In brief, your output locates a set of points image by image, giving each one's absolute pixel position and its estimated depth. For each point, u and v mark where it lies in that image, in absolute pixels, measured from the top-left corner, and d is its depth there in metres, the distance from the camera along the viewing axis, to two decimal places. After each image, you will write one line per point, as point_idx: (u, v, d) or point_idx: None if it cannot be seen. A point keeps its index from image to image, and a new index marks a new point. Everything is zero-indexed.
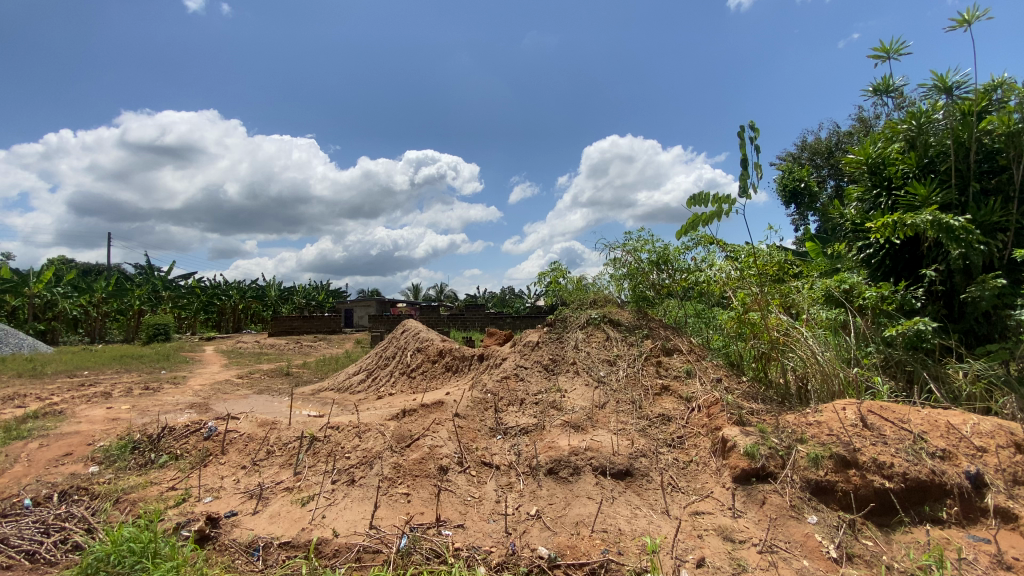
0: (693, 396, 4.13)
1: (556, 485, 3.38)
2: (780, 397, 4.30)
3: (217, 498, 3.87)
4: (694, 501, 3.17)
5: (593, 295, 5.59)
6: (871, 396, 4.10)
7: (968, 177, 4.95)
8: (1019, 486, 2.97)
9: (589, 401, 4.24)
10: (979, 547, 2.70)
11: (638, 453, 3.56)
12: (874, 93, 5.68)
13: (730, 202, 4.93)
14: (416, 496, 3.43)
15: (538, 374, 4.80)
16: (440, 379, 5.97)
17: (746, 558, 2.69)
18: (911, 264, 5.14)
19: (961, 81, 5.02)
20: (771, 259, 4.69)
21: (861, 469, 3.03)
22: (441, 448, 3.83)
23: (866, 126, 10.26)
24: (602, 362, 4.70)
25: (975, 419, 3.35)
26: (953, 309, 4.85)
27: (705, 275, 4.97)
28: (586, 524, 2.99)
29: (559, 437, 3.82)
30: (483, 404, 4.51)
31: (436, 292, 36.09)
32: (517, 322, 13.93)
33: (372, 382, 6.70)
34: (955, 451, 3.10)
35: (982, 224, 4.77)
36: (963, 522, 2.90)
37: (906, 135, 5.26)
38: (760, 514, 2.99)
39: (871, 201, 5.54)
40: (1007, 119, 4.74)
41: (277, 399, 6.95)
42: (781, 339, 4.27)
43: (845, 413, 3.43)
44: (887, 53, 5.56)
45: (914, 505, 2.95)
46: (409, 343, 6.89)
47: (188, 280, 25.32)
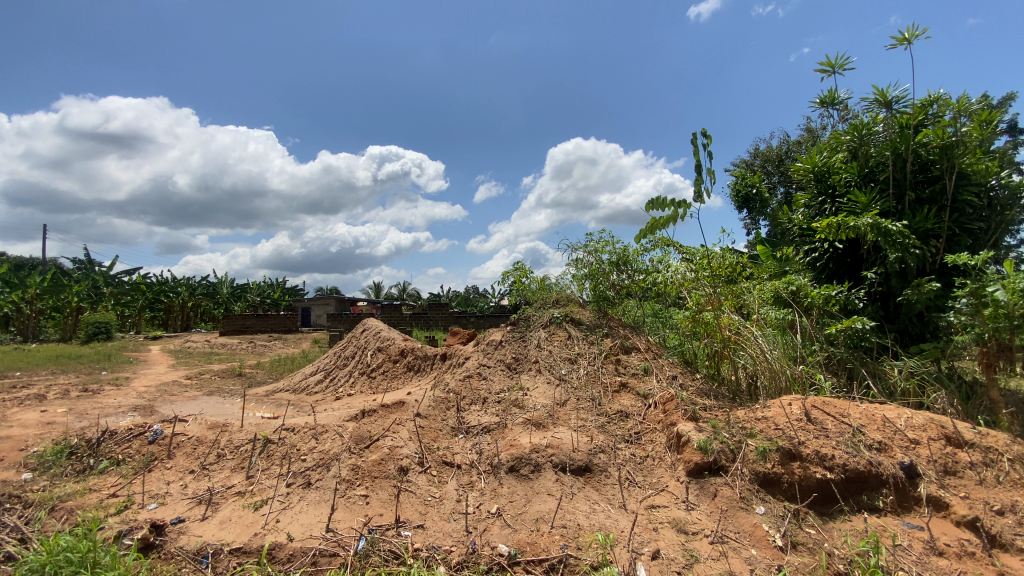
0: (650, 393, 4.24)
1: (517, 483, 3.40)
2: (732, 394, 4.48)
3: (163, 505, 3.68)
4: (650, 496, 3.26)
5: (556, 294, 5.64)
6: (816, 392, 4.32)
7: (904, 187, 5.31)
8: (948, 476, 3.19)
9: (550, 399, 4.29)
10: (913, 534, 2.87)
11: (598, 449, 3.63)
12: (820, 105, 6.00)
13: (685, 206, 5.16)
14: (375, 497, 3.38)
15: (501, 373, 4.81)
16: (401, 378, 5.89)
17: (699, 549, 2.79)
18: (852, 267, 5.48)
19: (899, 97, 5.37)
20: (724, 261, 4.88)
21: (804, 461, 3.19)
22: (401, 448, 3.78)
23: (813, 136, 10.81)
24: (564, 360, 4.76)
25: (908, 414, 3.60)
26: (890, 310, 5.19)
27: (662, 276, 5.13)
28: (546, 520, 3.02)
29: (521, 435, 3.84)
30: (445, 403, 4.48)
31: (399, 292, 35.55)
32: (481, 322, 13.89)
33: (330, 383, 6.53)
34: (890, 443, 3.32)
35: (917, 231, 5.13)
36: (898, 510, 3.08)
37: (849, 146, 5.58)
38: (712, 506, 3.11)
39: (817, 207, 5.84)
40: (941, 133, 5.09)
41: (229, 400, 6.68)
42: (733, 338, 4.45)
43: (790, 408, 3.62)
44: (833, 68, 5.89)
45: (853, 495, 3.13)
46: (369, 342, 6.76)
47: (132, 276, 23.97)
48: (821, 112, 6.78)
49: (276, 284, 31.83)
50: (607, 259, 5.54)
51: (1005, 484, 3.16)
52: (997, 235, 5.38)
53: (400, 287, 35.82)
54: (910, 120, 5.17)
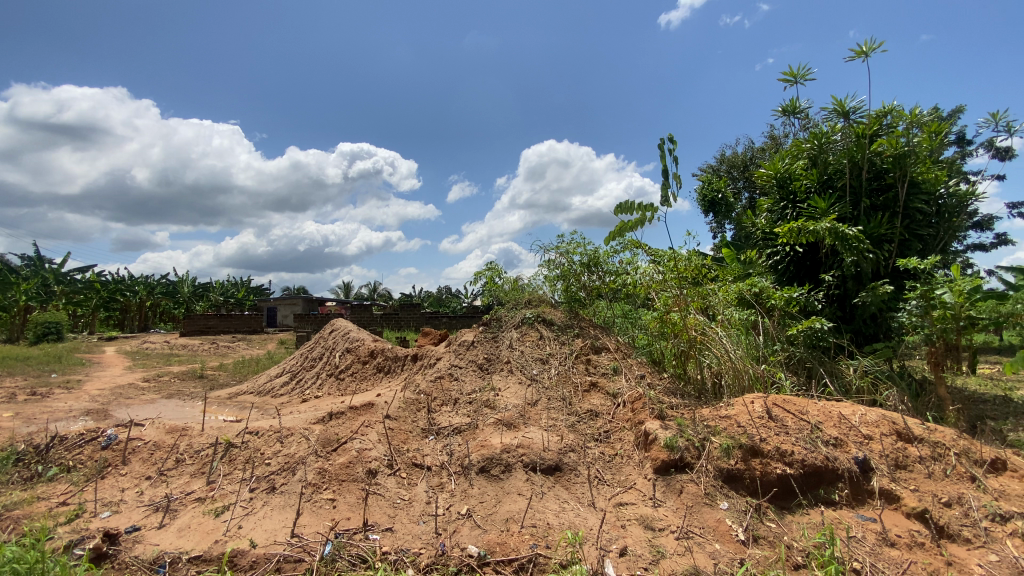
0: (619, 392, 4.31)
1: (487, 483, 3.39)
2: (697, 392, 4.59)
3: (117, 513, 3.52)
4: (618, 493, 3.31)
5: (528, 295, 5.66)
6: (776, 390, 4.47)
7: (860, 194, 5.56)
8: (900, 470, 3.34)
9: (521, 399, 4.30)
10: (867, 526, 2.99)
11: (568, 449, 3.66)
12: (782, 114, 6.23)
13: (652, 210, 5.28)
14: (343, 501, 3.32)
15: (472, 373, 4.79)
16: (370, 380, 5.80)
17: (665, 545, 2.85)
18: (811, 270, 5.71)
19: (856, 107, 5.61)
20: (690, 263, 5.00)
21: (765, 457, 3.30)
22: (370, 451, 3.73)
23: (776, 143, 11.21)
24: (535, 360, 4.78)
25: (863, 411, 3.77)
26: (846, 312, 5.43)
27: (631, 277, 5.22)
28: (516, 520, 3.03)
29: (492, 435, 3.83)
30: (415, 405, 4.43)
31: (370, 292, 35.02)
32: (453, 322, 13.84)
33: (297, 385, 6.38)
34: (846, 439, 3.46)
35: (872, 236, 5.37)
36: (853, 503, 3.20)
37: (810, 153, 5.80)
38: (678, 502, 3.18)
39: (779, 212, 6.04)
40: (894, 143, 5.34)
41: (190, 403, 6.44)
42: (698, 338, 4.57)
43: (753, 407, 3.73)
44: (795, 78, 6.12)
45: (811, 489, 3.24)
46: (338, 343, 6.63)
47: (86, 274, 22.86)
48: (784, 120, 7.03)
49: (241, 284, 30.88)
50: (578, 260, 5.62)
51: (951, 477, 3.33)
52: (944, 240, 5.69)
53: (370, 286, 35.29)
54: (866, 130, 5.42)
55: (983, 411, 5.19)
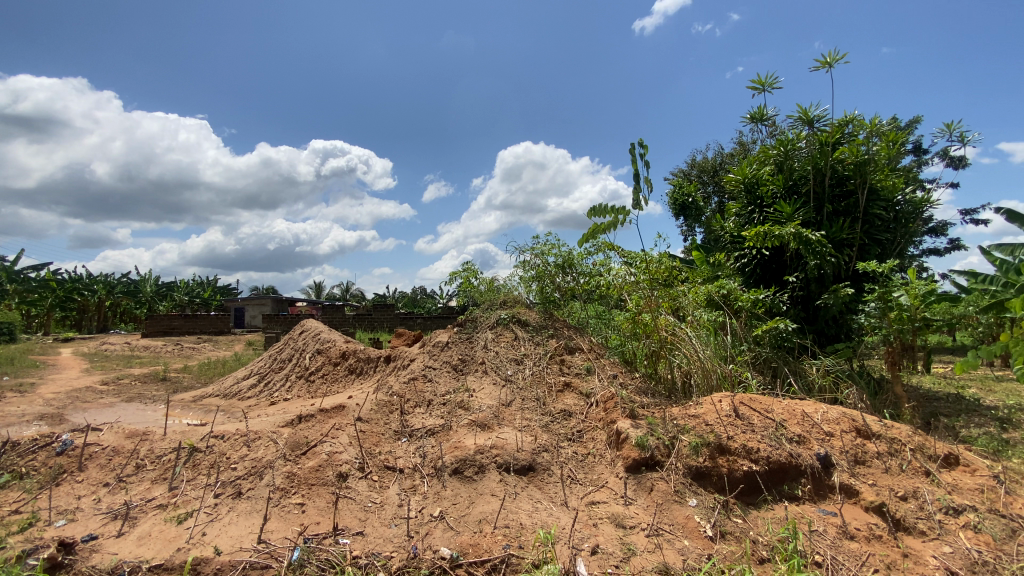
0: (591, 392, 4.35)
1: (460, 485, 3.38)
2: (667, 392, 4.68)
3: (72, 521, 3.37)
4: (590, 492, 3.35)
5: (503, 295, 5.66)
6: (743, 389, 4.58)
7: (823, 200, 5.76)
8: (859, 465, 3.48)
9: (496, 399, 4.31)
10: (828, 519, 3.10)
11: (541, 449, 3.68)
12: (750, 121, 6.41)
13: (624, 213, 5.37)
14: (312, 506, 3.26)
15: (447, 374, 4.76)
16: (341, 382, 5.70)
17: (635, 543, 2.89)
18: (777, 273, 5.88)
19: (820, 116, 5.82)
20: (661, 264, 5.11)
21: (732, 454, 3.39)
22: (341, 454, 3.67)
23: (744, 149, 11.52)
24: (510, 361, 4.79)
25: (824, 409, 3.92)
26: (810, 313, 5.62)
27: (605, 278, 5.30)
28: (488, 521, 3.03)
29: (465, 437, 3.82)
30: (387, 406, 4.37)
31: (342, 292, 34.45)
32: (428, 322, 13.75)
33: (265, 387, 6.22)
34: (809, 436, 3.58)
35: (834, 240, 5.58)
36: (815, 498, 3.31)
37: (776, 160, 5.98)
38: (649, 500, 3.24)
39: (746, 216, 6.20)
40: (855, 150, 5.56)
41: (151, 407, 6.22)
42: (669, 338, 4.66)
43: (721, 405, 3.82)
44: (763, 86, 6.31)
45: (775, 485, 3.34)
46: (308, 344, 6.50)
47: (41, 272, 21.81)
48: (752, 127, 7.24)
49: (208, 283, 29.94)
50: (553, 262, 5.68)
51: (907, 471, 3.47)
52: (901, 244, 5.95)
53: (343, 286, 34.73)
54: (829, 137, 5.62)
55: (937, 409, 5.45)
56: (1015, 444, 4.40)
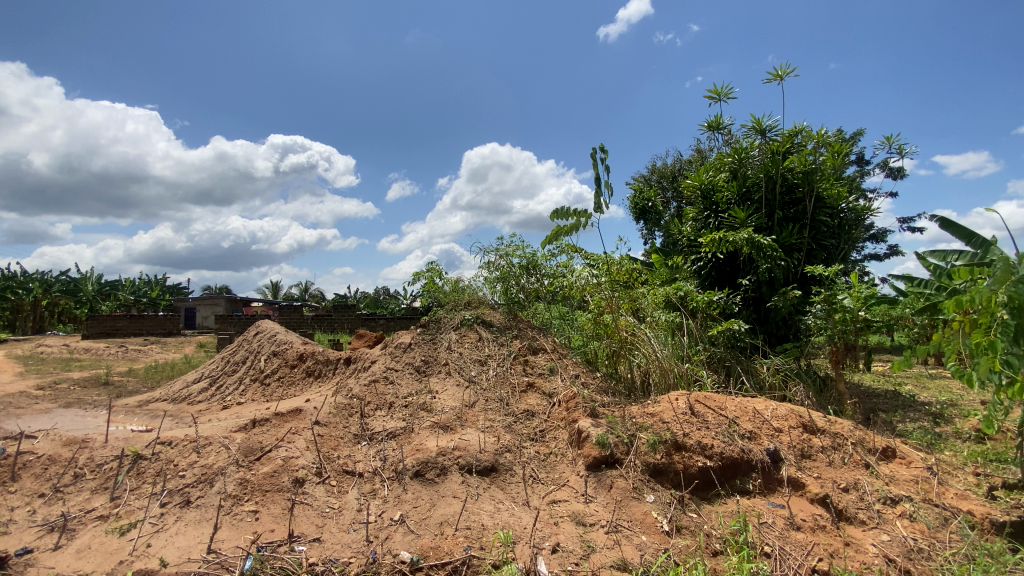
0: (554, 392, 4.41)
1: (422, 487, 3.34)
2: (627, 390, 4.79)
3: (3, 535, 3.18)
4: (551, 491, 3.39)
5: (467, 296, 5.63)
6: (698, 388, 4.74)
7: (774, 206, 6.03)
8: (805, 459, 3.66)
9: (459, 400, 4.29)
10: (777, 512, 3.24)
11: (503, 449, 3.69)
12: (707, 129, 6.64)
13: (587, 215, 5.46)
14: (266, 513, 3.15)
15: (408, 376, 4.69)
16: (299, 385, 5.53)
17: (595, 540, 2.95)
18: (730, 276, 6.11)
19: (772, 126, 6.10)
20: (622, 266, 5.25)
21: (688, 451, 3.50)
22: (297, 459, 3.57)
23: (701, 157, 11.93)
24: (473, 362, 4.78)
25: (774, 406, 4.11)
26: (761, 314, 5.88)
27: (568, 280, 5.39)
28: (450, 523, 3.01)
29: (427, 439, 3.79)
30: (347, 410, 4.28)
31: (302, 292, 33.43)
32: (390, 324, 13.55)
33: (217, 391, 5.96)
34: (759, 432, 3.74)
35: (784, 245, 5.87)
36: (765, 491, 3.44)
37: (731, 167, 6.22)
38: (608, 497, 3.30)
39: (702, 221, 6.42)
40: (804, 160, 5.86)
41: (92, 412, 5.86)
42: (629, 338, 4.79)
43: (677, 403, 3.95)
44: (719, 96, 6.55)
45: (728, 480, 3.47)
46: (264, 346, 6.28)
47: None
48: (709, 135, 7.50)
49: (155, 283, 28.46)
50: (517, 263, 5.72)
51: (849, 464, 3.68)
52: (845, 250, 6.28)
53: (301, 286, 33.73)
54: (780, 147, 5.89)
55: (876, 405, 5.80)
56: (945, 437, 4.73)
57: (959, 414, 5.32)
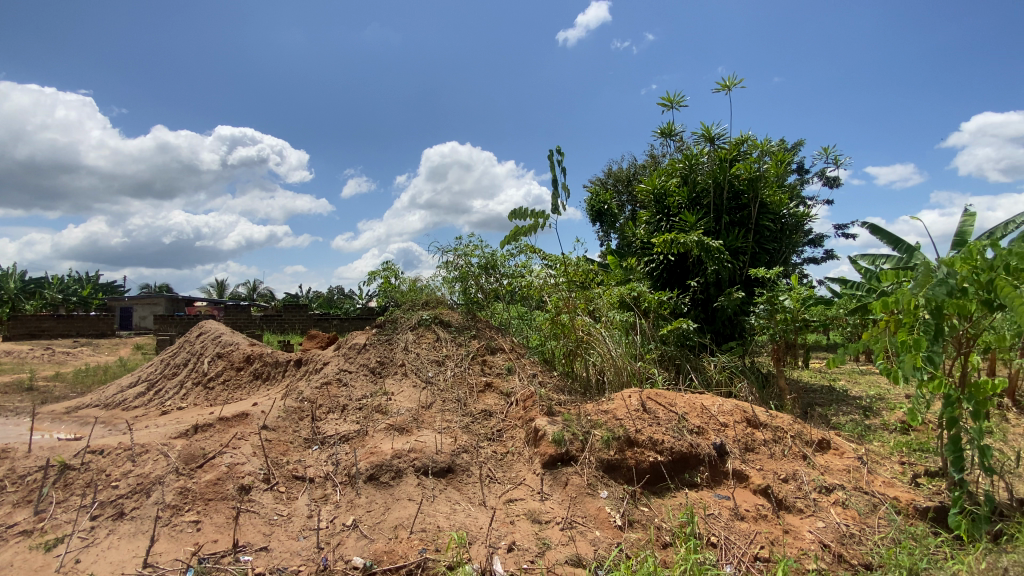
0: (511, 392, 4.43)
1: (376, 491, 3.28)
2: (583, 389, 4.89)
3: None
4: (508, 490, 3.41)
5: (426, 296, 5.56)
6: (650, 384, 4.90)
7: (721, 211, 6.30)
8: (749, 452, 3.84)
9: (415, 402, 4.23)
10: (723, 503, 3.38)
11: (460, 450, 3.67)
12: (660, 136, 6.85)
13: (545, 216, 5.52)
14: (209, 522, 3.01)
15: (363, 378, 4.57)
16: (245, 389, 5.29)
17: (550, 537, 2.99)
18: (681, 277, 6.35)
19: (720, 134, 6.37)
20: (579, 267, 5.42)
21: (640, 446, 3.61)
22: (243, 465, 3.42)
23: (654, 162, 12.33)
24: (431, 362, 4.73)
25: (721, 402, 4.30)
26: (708, 314, 6.12)
27: (526, 280, 5.47)
28: (404, 526, 2.97)
29: (382, 441, 3.72)
30: (297, 413, 4.12)
31: (249, 291, 32.05)
32: (344, 325, 13.24)
33: (155, 396, 5.62)
34: (707, 427, 3.90)
35: (730, 248, 6.16)
36: (711, 484, 3.58)
37: (682, 173, 6.45)
38: (564, 494, 3.35)
39: (655, 224, 6.62)
40: (749, 167, 6.15)
41: (11, 420, 5.39)
42: (585, 337, 4.91)
43: (630, 401, 4.07)
44: (672, 104, 6.79)
45: (678, 474, 3.59)
46: (207, 348, 5.97)
47: None
48: (662, 141, 7.74)
49: (86, 281, 26.50)
50: (476, 263, 5.70)
51: (788, 456, 3.89)
52: (785, 254, 6.64)
53: (249, 285, 32.31)
54: (727, 154, 6.18)
55: (813, 399, 6.17)
56: (874, 429, 5.09)
57: (886, 407, 5.74)
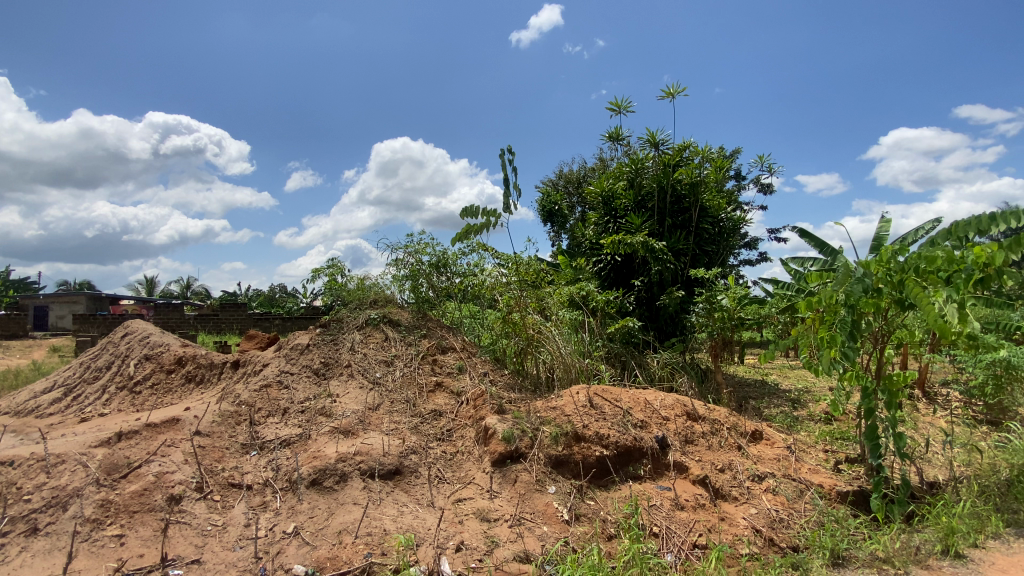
0: (462, 391, 4.42)
1: (319, 496, 3.17)
2: (533, 386, 4.96)
3: None
4: (457, 490, 3.40)
5: (374, 294, 5.43)
6: (597, 381, 5.03)
7: (664, 214, 6.55)
8: (688, 444, 4.01)
9: (362, 403, 4.12)
10: (664, 494, 3.52)
11: (409, 451, 3.61)
12: (609, 140, 7.02)
13: (496, 215, 5.53)
14: (135, 536, 2.82)
15: (306, 380, 4.40)
16: (176, 392, 4.97)
17: (499, 534, 3.00)
18: (626, 276, 6.56)
19: (664, 140, 6.61)
20: (530, 266, 5.45)
21: (587, 441, 3.69)
22: (173, 474, 3.21)
23: (604, 165, 12.64)
24: (379, 363, 4.63)
25: (663, 397, 4.48)
26: (652, 313, 6.35)
27: (478, 278, 5.48)
28: (349, 531, 2.89)
29: (326, 445, 3.60)
30: (233, 418, 3.90)
31: (182, 289, 30.11)
32: (287, 325, 12.70)
33: (73, 403, 5.17)
34: (650, 421, 4.04)
35: (673, 249, 6.41)
36: (654, 476, 3.72)
37: (628, 176, 6.66)
38: (512, 491, 3.38)
39: (603, 225, 6.80)
40: (691, 173, 6.43)
41: None
42: (535, 336, 4.97)
43: (578, 397, 4.16)
44: (620, 109, 6.98)
45: (622, 467, 3.70)
46: (133, 350, 5.55)
47: None
48: (610, 145, 7.94)
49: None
50: (427, 261, 5.62)
51: (724, 447, 4.10)
52: (723, 255, 6.94)
53: (182, 283, 30.40)
54: (670, 160, 6.43)
55: (747, 393, 6.54)
56: (801, 420, 5.46)
57: (811, 399, 6.16)
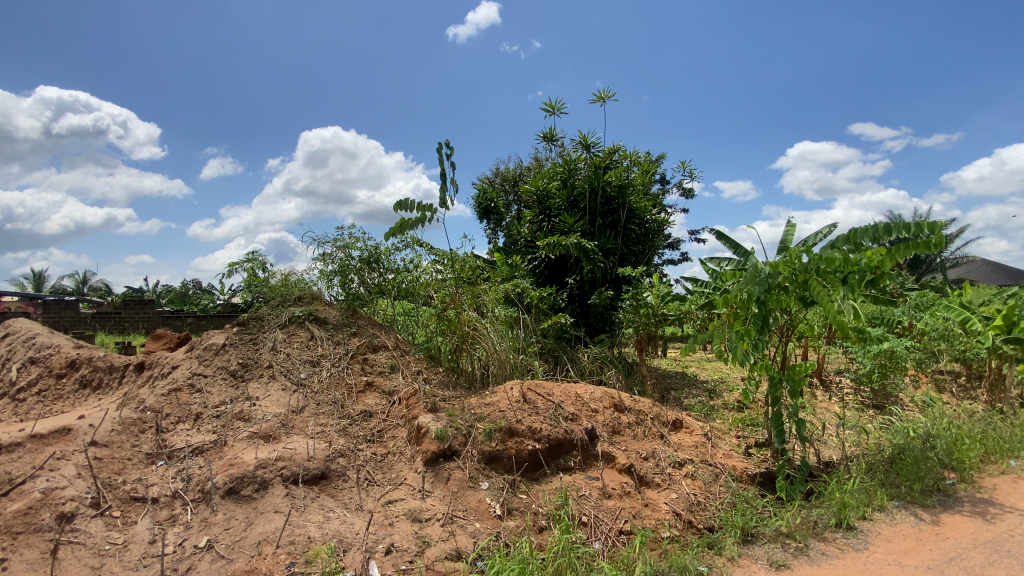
0: (394, 390, 4.32)
1: (236, 506, 2.98)
2: (468, 383, 4.97)
3: None
4: (387, 491, 3.32)
5: (299, 291, 5.17)
6: (531, 376, 5.12)
7: (596, 214, 6.77)
8: (616, 434, 4.18)
9: (285, 406, 3.92)
10: (593, 484, 3.64)
11: (336, 454, 3.48)
12: (543, 140, 7.14)
13: (431, 211, 5.45)
14: (16, 561, 2.51)
15: (221, 383, 4.10)
16: (69, 399, 4.46)
17: (430, 534, 2.98)
18: (560, 274, 6.72)
19: (596, 142, 6.81)
20: (466, 263, 5.42)
21: (520, 436, 3.73)
22: (64, 490, 2.89)
23: (539, 164, 12.84)
24: (304, 363, 4.42)
25: (593, 390, 4.63)
26: (584, 309, 6.56)
27: (413, 275, 5.38)
28: (269, 541, 2.74)
29: (244, 451, 3.38)
30: (136, 426, 3.56)
31: (77, 284, 27.12)
32: (202, 322, 11.81)
33: None
34: (580, 414, 4.16)
35: (603, 249, 6.64)
36: (583, 466, 3.83)
37: (562, 176, 6.82)
38: (445, 490, 3.36)
39: (537, 223, 6.92)
40: (620, 175, 6.67)
41: None
42: (470, 333, 4.97)
43: (511, 393, 4.21)
44: (555, 110, 7.10)
45: (554, 459, 3.78)
46: (15, 354, 4.93)
47: None
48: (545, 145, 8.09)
49: None
50: (357, 256, 5.42)
51: (648, 436, 4.31)
52: (649, 255, 7.27)
53: (77, 277, 27.34)
54: (601, 162, 6.64)
55: (670, 384, 6.94)
56: (717, 408, 5.88)
57: (726, 389, 6.64)
